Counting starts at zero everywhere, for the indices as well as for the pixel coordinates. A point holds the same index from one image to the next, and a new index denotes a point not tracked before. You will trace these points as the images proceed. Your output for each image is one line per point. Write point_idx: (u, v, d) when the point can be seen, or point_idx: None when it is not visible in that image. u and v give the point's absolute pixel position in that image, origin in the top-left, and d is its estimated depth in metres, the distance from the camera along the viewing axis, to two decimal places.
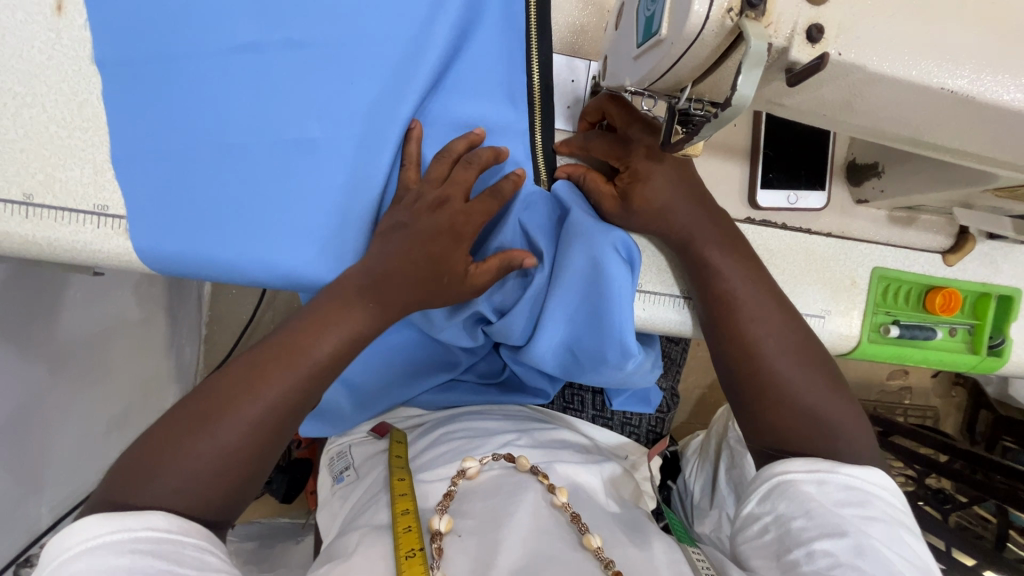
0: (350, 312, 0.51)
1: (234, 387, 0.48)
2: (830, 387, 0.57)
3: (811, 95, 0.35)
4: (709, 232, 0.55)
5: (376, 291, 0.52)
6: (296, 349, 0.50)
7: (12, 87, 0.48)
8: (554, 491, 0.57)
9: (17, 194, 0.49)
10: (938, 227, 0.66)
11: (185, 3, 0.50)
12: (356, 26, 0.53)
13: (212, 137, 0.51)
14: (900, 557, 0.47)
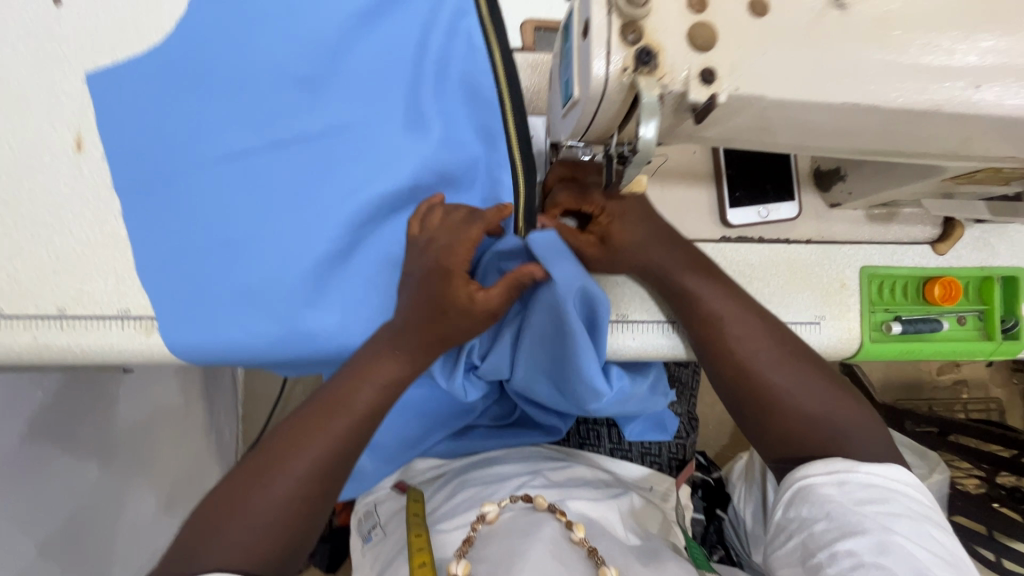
0: (384, 364, 0.56)
1: (288, 443, 0.54)
2: (838, 390, 0.57)
3: (726, 126, 0.37)
4: (678, 260, 0.57)
5: (404, 344, 0.57)
6: (336, 408, 0.56)
7: (44, 219, 0.56)
8: (571, 527, 0.57)
9: (52, 309, 0.55)
10: (921, 218, 0.65)
11: (185, 125, 0.57)
12: (335, 120, 0.59)
13: (221, 233, 0.57)
14: (927, 552, 0.47)
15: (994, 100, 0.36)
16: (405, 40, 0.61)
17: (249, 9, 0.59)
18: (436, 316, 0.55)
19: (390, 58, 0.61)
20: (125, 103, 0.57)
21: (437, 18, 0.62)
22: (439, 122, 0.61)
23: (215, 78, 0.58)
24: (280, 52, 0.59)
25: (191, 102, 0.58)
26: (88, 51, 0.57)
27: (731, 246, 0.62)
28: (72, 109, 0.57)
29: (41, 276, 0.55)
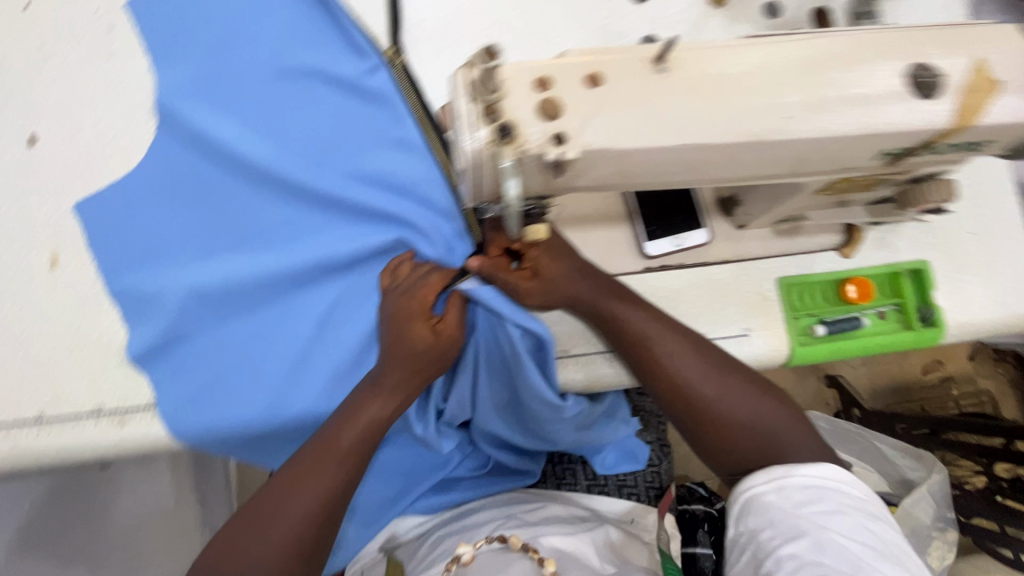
0: (368, 406, 0.61)
1: (288, 485, 0.60)
2: (767, 394, 0.61)
3: (593, 175, 0.44)
4: (601, 288, 0.61)
5: (382, 385, 0.61)
6: (322, 459, 0.60)
7: (25, 332, 0.61)
8: (542, 563, 0.63)
9: (32, 414, 0.60)
10: (825, 228, 0.71)
11: (149, 230, 0.64)
12: (287, 207, 0.66)
13: (194, 329, 0.63)
14: (857, 542, 0.52)
15: (804, 127, 0.43)
16: (340, 118, 0.66)
17: (197, 126, 0.65)
18: (409, 352, 0.61)
19: (329, 150, 0.65)
20: (99, 223, 0.64)
21: (365, 101, 0.66)
22: (382, 199, 0.65)
23: (176, 191, 0.65)
24: (230, 163, 0.65)
25: (157, 216, 0.64)
26: (61, 181, 0.65)
27: (654, 275, 0.68)
28: (48, 231, 0.64)
29: (22, 385, 0.60)
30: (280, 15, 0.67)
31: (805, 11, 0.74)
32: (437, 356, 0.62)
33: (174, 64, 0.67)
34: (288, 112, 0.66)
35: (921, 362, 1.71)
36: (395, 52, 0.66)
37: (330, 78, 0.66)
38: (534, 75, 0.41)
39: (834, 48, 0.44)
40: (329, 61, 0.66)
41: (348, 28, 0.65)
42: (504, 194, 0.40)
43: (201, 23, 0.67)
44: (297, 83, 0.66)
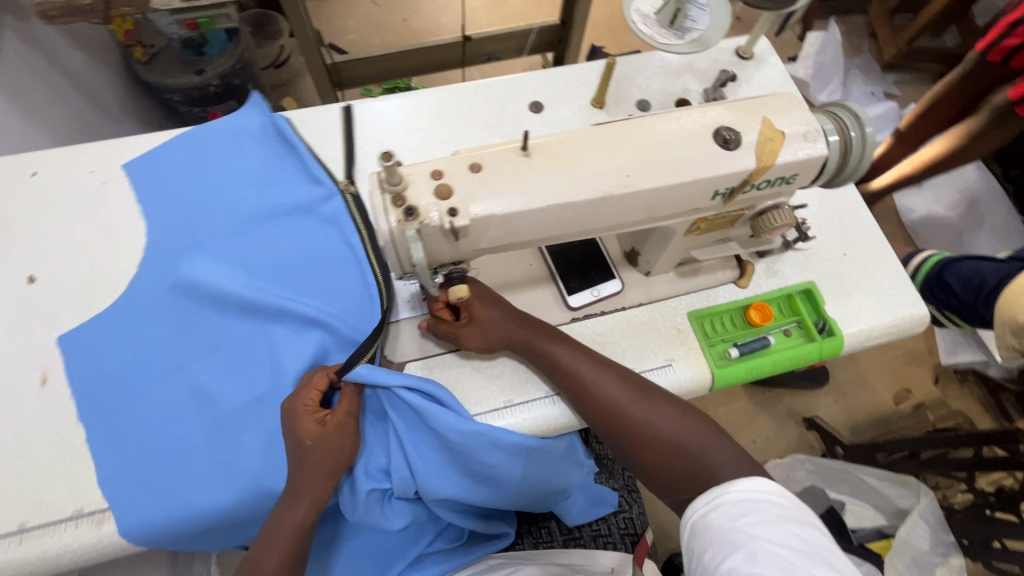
0: (296, 500, 0.64)
1: None
2: (684, 416, 0.68)
3: (489, 237, 0.56)
4: (525, 326, 0.72)
5: (298, 481, 0.65)
6: (265, 553, 0.64)
7: (12, 447, 0.67)
8: None
9: (14, 525, 0.63)
10: (721, 265, 0.83)
11: (125, 347, 0.72)
12: (243, 318, 0.75)
13: (158, 433, 0.68)
14: (790, 549, 0.54)
15: (643, 180, 0.56)
16: (296, 244, 0.80)
17: (178, 257, 0.77)
18: (302, 448, 0.64)
19: (293, 265, 0.78)
20: (86, 348, 0.72)
21: (323, 224, 0.81)
22: (330, 305, 0.76)
23: (157, 311, 0.74)
24: (203, 285, 0.75)
25: (139, 339, 0.73)
26: (54, 310, 0.75)
27: (580, 323, 0.78)
28: (40, 354, 0.72)
29: (7, 499, 0.65)
30: (250, 166, 0.83)
31: (670, 102, 0.93)
32: (330, 449, 0.65)
33: (158, 210, 0.80)
34: (255, 239, 0.79)
35: (891, 392, 1.76)
36: (348, 185, 0.81)
37: (293, 209, 0.81)
38: (431, 171, 0.54)
39: (655, 124, 0.60)
40: (291, 195, 0.81)
41: (309, 170, 0.82)
42: (412, 254, 0.53)
43: (181, 177, 0.82)
44: (264, 214, 0.81)
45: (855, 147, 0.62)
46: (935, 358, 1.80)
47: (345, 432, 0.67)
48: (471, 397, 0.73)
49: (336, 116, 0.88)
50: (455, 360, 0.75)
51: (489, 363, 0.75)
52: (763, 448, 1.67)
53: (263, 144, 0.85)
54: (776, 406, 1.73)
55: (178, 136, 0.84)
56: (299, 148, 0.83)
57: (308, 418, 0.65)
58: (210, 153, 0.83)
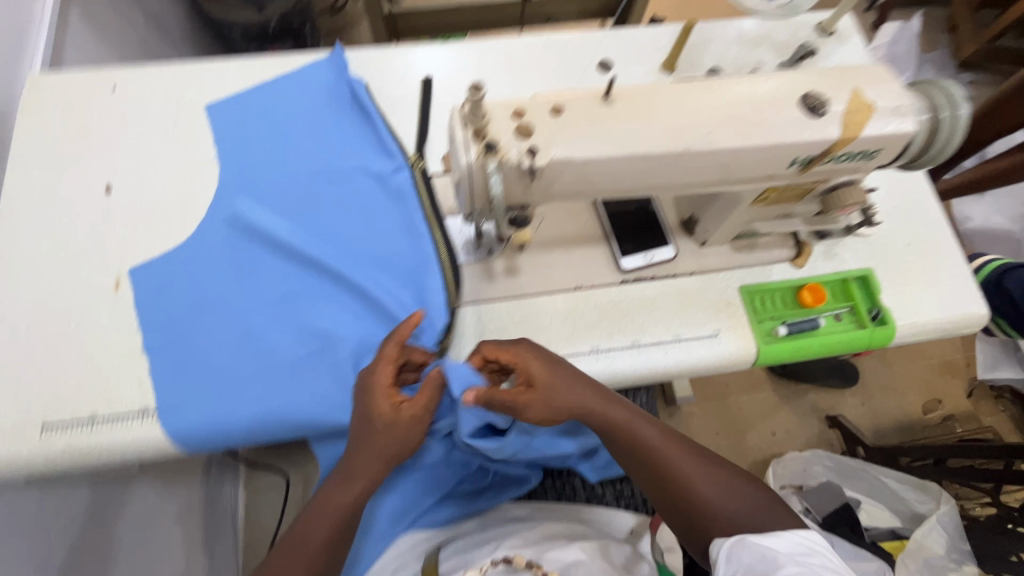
0: (355, 476, 0.68)
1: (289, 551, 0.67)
2: (742, 489, 0.68)
3: (562, 183, 0.56)
4: (585, 391, 0.68)
5: (360, 460, 0.67)
6: (317, 516, 0.68)
7: (86, 344, 0.71)
8: None
9: (86, 414, 0.68)
10: (778, 243, 0.82)
11: (189, 270, 0.75)
12: (301, 271, 0.76)
13: (210, 359, 0.71)
14: None
15: (722, 138, 0.56)
16: (357, 204, 0.79)
17: (247, 201, 0.78)
18: (374, 431, 0.67)
19: (355, 234, 0.78)
20: (155, 269, 0.75)
21: (390, 196, 0.79)
22: (386, 273, 0.76)
23: (226, 251, 0.77)
24: (272, 236, 0.77)
25: (208, 279, 0.75)
26: (128, 220, 0.78)
27: (630, 285, 0.78)
28: (115, 261, 0.76)
29: (80, 389, 0.69)
30: (326, 126, 0.83)
31: (742, 73, 0.90)
32: (395, 438, 0.67)
33: (234, 157, 0.81)
34: (322, 203, 0.79)
35: (920, 401, 1.72)
36: (419, 158, 0.80)
37: (361, 177, 0.80)
38: (513, 111, 0.55)
39: (740, 84, 0.58)
40: (362, 163, 0.80)
41: (382, 138, 0.81)
42: (490, 187, 0.54)
43: (261, 129, 0.83)
44: (333, 178, 0.80)
45: (945, 128, 0.60)
46: (971, 372, 1.75)
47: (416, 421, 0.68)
48: (516, 344, 0.75)
49: (405, 59, 0.88)
50: (505, 307, 0.77)
51: (536, 314, 0.76)
52: (783, 440, 1.66)
53: (341, 105, 0.84)
54: (800, 401, 1.71)
55: (261, 87, 0.85)
56: (378, 115, 0.82)
57: (384, 400, 0.66)
58: (292, 109, 0.84)
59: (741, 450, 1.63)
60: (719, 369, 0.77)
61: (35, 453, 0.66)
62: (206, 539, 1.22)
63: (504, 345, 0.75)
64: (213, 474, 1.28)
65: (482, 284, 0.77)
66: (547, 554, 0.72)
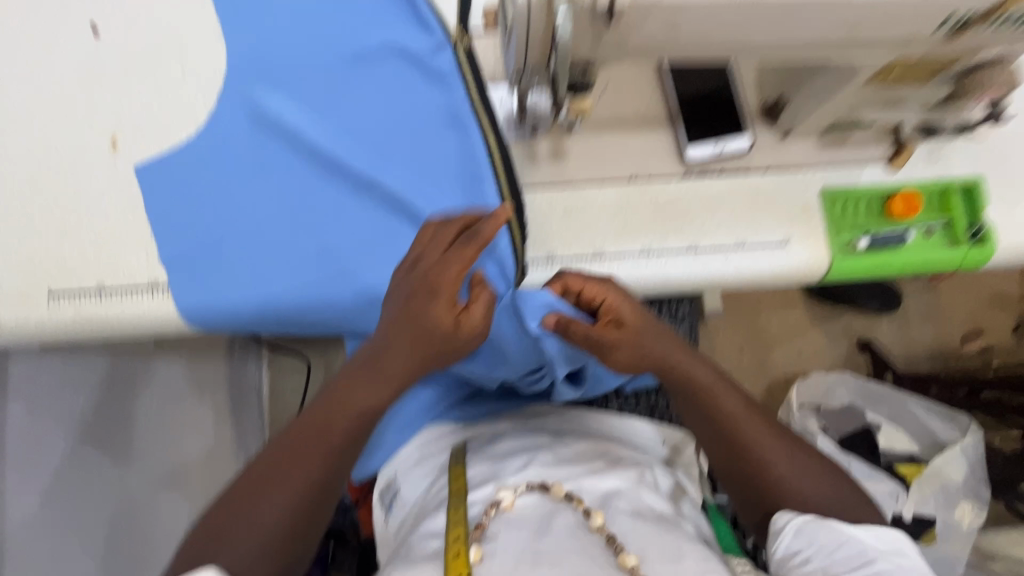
0: (385, 369, 0.58)
1: (303, 439, 0.59)
2: (823, 470, 0.62)
3: (643, 31, 0.45)
4: (670, 343, 0.62)
5: (394, 353, 0.58)
6: (337, 408, 0.60)
7: (86, 208, 0.65)
8: (588, 515, 0.60)
9: (93, 283, 0.63)
10: (874, 139, 0.69)
11: (195, 134, 0.66)
12: (326, 153, 0.65)
13: (226, 242, 0.64)
14: None
15: None
16: (392, 80, 0.67)
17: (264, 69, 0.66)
18: (427, 339, 0.56)
19: (390, 125, 0.67)
20: (156, 128, 0.66)
21: (429, 76, 0.67)
22: (426, 169, 0.67)
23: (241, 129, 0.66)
24: (292, 109, 0.66)
25: (225, 165, 0.66)
26: (120, 68, 0.67)
27: (693, 181, 0.68)
28: (108, 115, 0.66)
29: (83, 256, 0.64)
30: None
31: None
32: (444, 350, 0.57)
33: (238, 13, 0.67)
34: (351, 85, 0.67)
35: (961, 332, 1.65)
36: (463, 36, 0.66)
37: (398, 48, 0.67)
38: None
39: None
40: (395, 36, 0.67)
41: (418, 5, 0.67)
42: (555, 25, 0.44)
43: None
44: (361, 53, 0.67)
45: None
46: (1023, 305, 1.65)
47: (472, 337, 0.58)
48: (558, 238, 0.67)
49: None
50: (547, 197, 0.68)
51: (582, 207, 0.67)
52: (809, 361, 1.60)
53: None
54: (834, 322, 1.62)
55: None
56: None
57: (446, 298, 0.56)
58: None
59: (765, 367, 1.59)
60: (781, 282, 0.69)
61: (46, 319, 0.63)
62: (237, 411, 1.24)
63: (543, 239, 0.67)
64: (238, 352, 1.27)
65: (525, 169, 0.68)
66: (579, 480, 0.67)
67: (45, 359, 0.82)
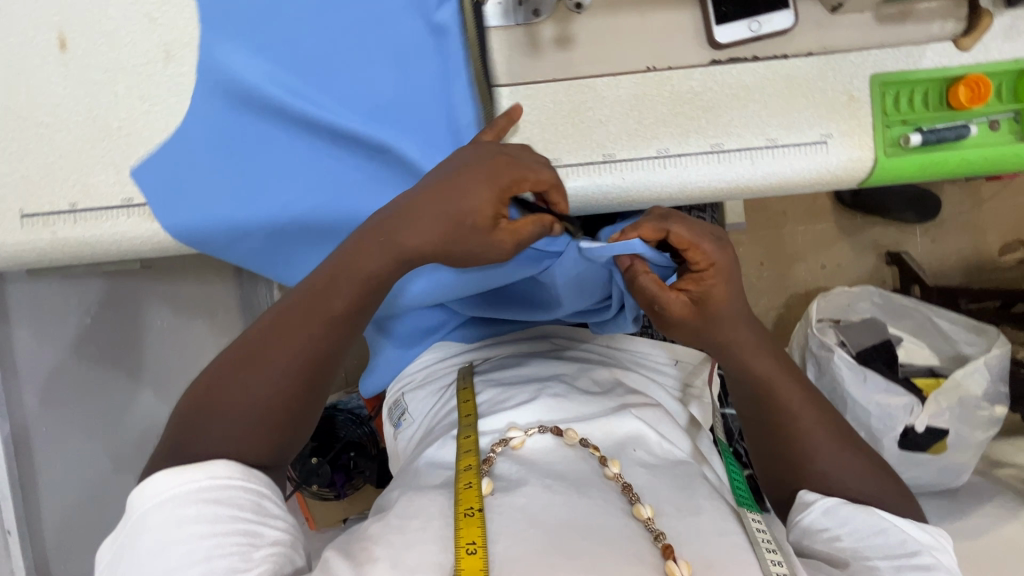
0: (412, 229, 0.53)
1: (319, 296, 0.54)
2: (851, 451, 0.64)
3: None
4: (746, 327, 0.62)
5: (426, 218, 0.53)
6: (355, 269, 0.54)
7: (44, 120, 0.58)
8: (606, 464, 0.63)
9: (65, 205, 0.59)
10: (942, 13, 0.59)
11: (153, 29, 0.58)
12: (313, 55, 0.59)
13: (215, 158, 0.59)
14: None
15: None
16: None
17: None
18: (455, 227, 0.53)
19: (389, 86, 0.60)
20: (108, 24, 0.58)
21: None
22: (422, 69, 0.59)
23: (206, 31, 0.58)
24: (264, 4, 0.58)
25: (203, 120, 0.59)
26: None
27: (722, 69, 0.59)
28: (48, 7, 0.58)
29: (49, 175, 0.59)
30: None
31: None
32: (470, 246, 0.54)
33: None
34: (344, 37, 0.58)
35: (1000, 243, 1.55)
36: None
37: None
38: None
39: None
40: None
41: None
42: None
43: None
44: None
45: None
46: None
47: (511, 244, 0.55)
48: (565, 141, 0.59)
49: None
50: (552, 93, 0.59)
51: (592, 104, 0.59)
52: (832, 275, 1.53)
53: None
54: (862, 235, 1.53)
55: None
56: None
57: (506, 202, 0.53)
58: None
59: (785, 282, 1.53)
60: (816, 189, 0.62)
61: (23, 243, 0.59)
62: None
63: (548, 143, 0.59)
64: None
65: (526, 61, 0.59)
66: (587, 421, 0.69)
67: (42, 285, 0.81)
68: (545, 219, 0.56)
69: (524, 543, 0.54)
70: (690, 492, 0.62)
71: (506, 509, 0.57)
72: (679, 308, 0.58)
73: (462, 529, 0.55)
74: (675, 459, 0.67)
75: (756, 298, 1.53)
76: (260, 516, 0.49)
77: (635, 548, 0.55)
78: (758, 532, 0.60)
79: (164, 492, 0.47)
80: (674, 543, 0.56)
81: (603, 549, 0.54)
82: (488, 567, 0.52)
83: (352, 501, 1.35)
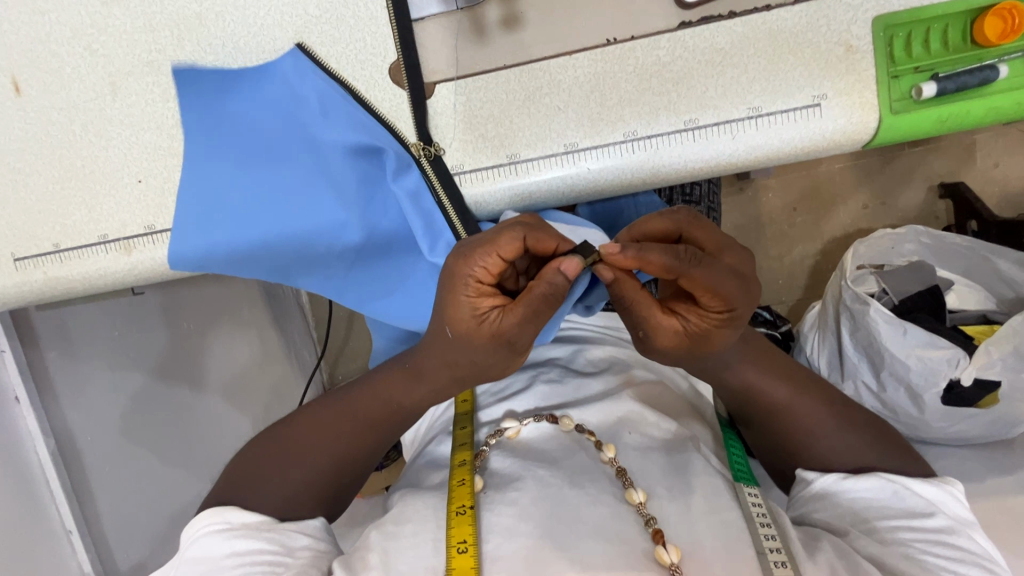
0: (425, 381, 0.63)
1: (354, 403, 0.68)
2: (837, 427, 0.66)
3: None
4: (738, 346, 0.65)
5: (428, 352, 0.60)
6: (376, 395, 0.67)
7: (14, 165, 0.60)
8: (601, 447, 0.63)
9: (49, 246, 0.60)
10: None
11: (102, 63, 0.58)
12: (281, 200, 0.58)
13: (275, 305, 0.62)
14: (932, 552, 0.55)
15: None
16: (289, 118, 0.57)
17: (162, 2, 0.57)
18: (446, 336, 0.55)
19: (393, 252, 0.61)
20: (57, 64, 0.58)
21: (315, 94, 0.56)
22: (381, 170, 0.58)
23: (148, 60, 0.58)
24: (214, 180, 0.58)
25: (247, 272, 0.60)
26: None
27: (694, 32, 0.52)
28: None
29: (30, 218, 0.60)
30: (281, 110, 0.57)
31: None
32: (471, 350, 0.55)
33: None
34: (296, 177, 0.58)
35: None
36: (425, 147, 0.56)
37: (261, 90, 0.57)
38: None
39: None
40: (353, 168, 0.58)
41: (363, 123, 0.56)
42: None
43: (204, 140, 0.58)
44: (325, 200, 0.58)
45: None
46: None
47: (517, 326, 0.52)
48: (524, 133, 0.54)
49: None
50: (503, 82, 0.54)
51: (548, 90, 0.54)
52: (876, 215, 1.40)
53: (274, 71, 0.57)
54: (909, 167, 1.38)
55: None
56: (334, 82, 0.56)
57: (479, 296, 0.53)
58: (215, 117, 0.58)
59: (823, 227, 1.41)
60: (816, 156, 0.54)
61: (16, 286, 0.60)
62: (278, 322, 1.28)
63: (503, 137, 0.55)
64: None
65: (473, 49, 0.55)
66: (583, 405, 0.69)
67: (64, 309, 0.85)
68: (547, 278, 0.51)
69: (513, 539, 0.54)
70: (687, 480, 0.60)
71: (495, 505, 0.58)
72: (669, 338, 0.57)
73: (453, 527, 0.56)
74: (677, 446, 0.65)
75: (792, 247, 1.42)
76: (286, 546, 0.59)
77: (626, 539, 0.55)
78: (754, 507, 0.60)
79: (210, 525, 0.59)
80: (667, 528, 0.56)
81: (591, 544, 0.54)
82: (479, 566, 0.53)
83: (391, 471, 1.41)
